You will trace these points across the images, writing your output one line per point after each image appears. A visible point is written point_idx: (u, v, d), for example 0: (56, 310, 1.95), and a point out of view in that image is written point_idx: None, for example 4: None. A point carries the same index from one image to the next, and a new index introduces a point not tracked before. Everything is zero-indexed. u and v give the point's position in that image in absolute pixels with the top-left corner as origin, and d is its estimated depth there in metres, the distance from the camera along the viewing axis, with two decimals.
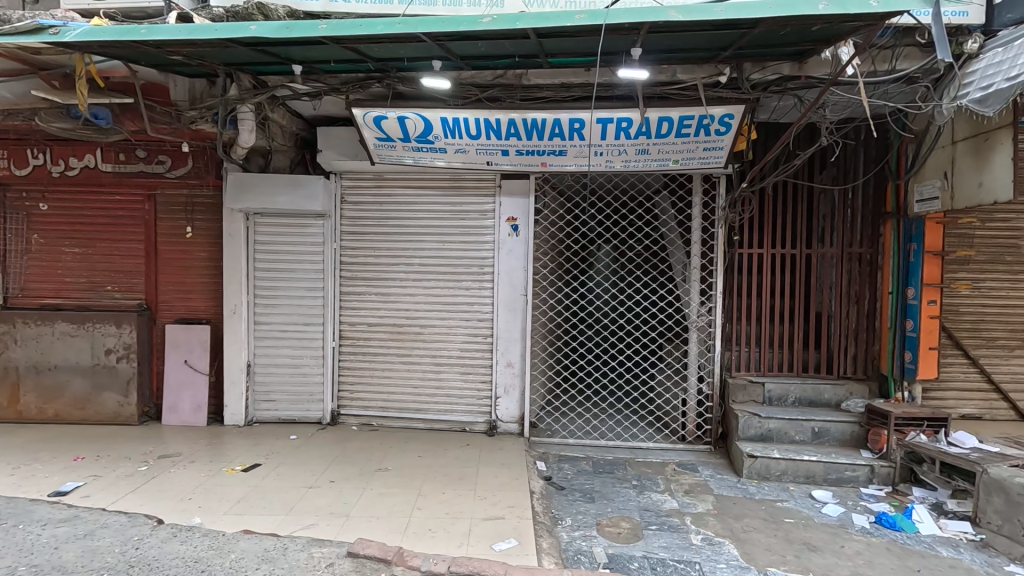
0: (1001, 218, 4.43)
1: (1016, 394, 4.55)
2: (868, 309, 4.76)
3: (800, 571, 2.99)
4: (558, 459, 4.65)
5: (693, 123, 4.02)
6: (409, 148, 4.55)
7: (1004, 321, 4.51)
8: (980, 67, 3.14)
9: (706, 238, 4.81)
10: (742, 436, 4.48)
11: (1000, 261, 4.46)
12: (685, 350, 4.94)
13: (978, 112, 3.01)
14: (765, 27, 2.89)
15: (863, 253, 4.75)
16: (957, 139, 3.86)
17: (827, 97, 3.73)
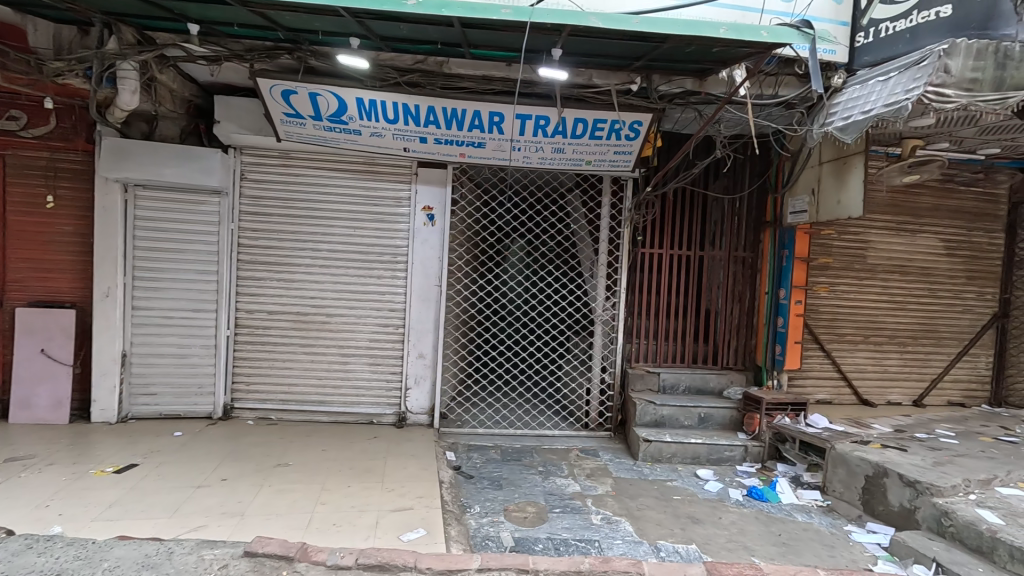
0: (852, 231, 5.17)
1: (859, 382, 5.34)
2: (748, 307, 5.33)
3: (685, 541, 3.31)
4: (468, 449, 4.70)
5: (606, 126, 4.24)
6: (320, 127, 4.31)
7: (852, 319, 5.26)
8: (843, 99, 3.62)
9: (613, 237, 5.11)
10: (639, 422, 4.84)
11: (850, 268, 5.20)
12: (591, 342, 5.22)
13: (839, 138, 3.50)
14: (672, 43, 3.11)
15: (746, 257, 5.29)
16: (823, 161, 4.44)
17: (722, 114, 4.11)
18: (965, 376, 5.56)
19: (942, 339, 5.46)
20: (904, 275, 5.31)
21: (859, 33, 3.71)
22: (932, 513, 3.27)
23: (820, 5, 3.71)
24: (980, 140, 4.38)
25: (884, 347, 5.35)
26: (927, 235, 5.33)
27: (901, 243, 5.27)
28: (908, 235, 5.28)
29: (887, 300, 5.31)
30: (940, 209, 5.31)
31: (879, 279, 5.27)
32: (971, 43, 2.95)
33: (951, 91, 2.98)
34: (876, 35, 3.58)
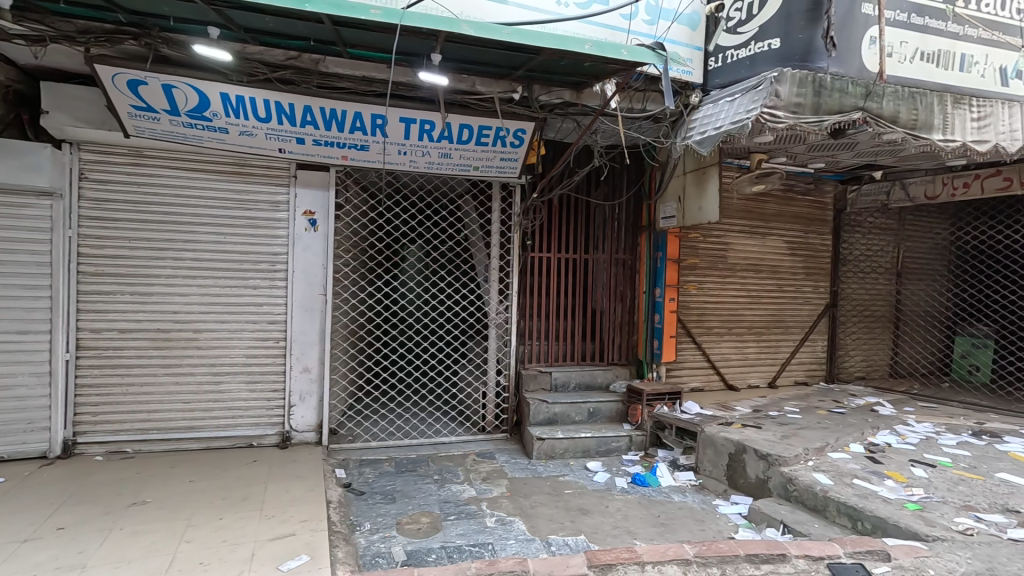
0: (714, 234, 5.76)
1: (725, 369, 5.95)
2: (630, 305, 5.71)
3: (574, 533, 3.44)
4: (359, 464, 4.49)
5: (491, 133, 4.32)
6: (178, 122, 3.89)
7: (717, 313, 5.86)
8: (699, 116, 4.02)
9: (503, 241, 5.19)
10: (533, 421, 4.96)
11: (714, 267, 5.79)
12: (485, 346, 5.28)
13: (697, 150, 3.86)
14: (546, 55, 3.24)
15: (626, 258, 5.66)
16: (686, 171, 4.90)
17: (597, 125, 4.37)
18: (807, 359, 6.44)
19: (788, 328, 6.28)
20: (757, 273, 6.03)
21: (711, 58, 4.13)
22: (781, 481, 3.73)
23: (678, 30, 4.09)
24: (809, 156, 5.11)
25: (744, 337, 6.02)
26: (774, 237, 6.10)
27: (754, 244, 5.97)
28: (760, 237, 6.01)
29: (744, 295, 5.98)
30: (783, 215, 6.12)
31: (738, 276, 5.93)
32: (795, 73, 3.47)
33: (781, 112, 3.45)
34: (724, 60, 4.02)
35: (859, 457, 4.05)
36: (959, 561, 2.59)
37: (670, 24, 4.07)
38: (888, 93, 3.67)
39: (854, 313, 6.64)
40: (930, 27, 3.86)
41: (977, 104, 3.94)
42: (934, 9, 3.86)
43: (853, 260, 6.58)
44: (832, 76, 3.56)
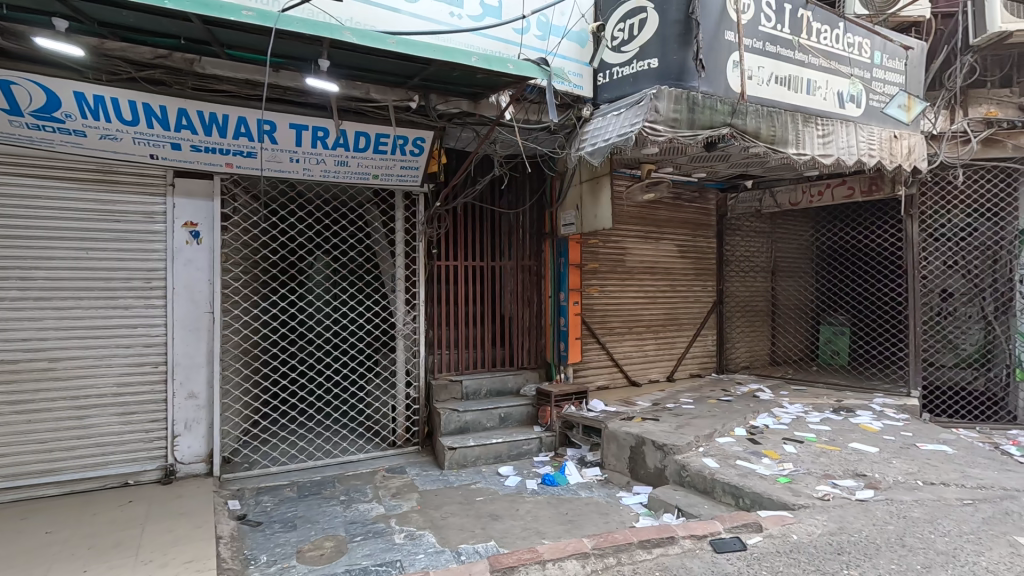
0: (612, 239, 6.08)
1: (628, 366, 6.28)
2: (537, 310, 5.86)
3: (484, 539, 3.45)
4: (256, 493, 4.16)
5: (389, 141, 4.30)
6: (21, 123, 3.47)
7: (618, 314, 6.18)
8: (591, 128, 4.21)
9: (408, 251, 5.12)
10: (445, 432, 4.92)
11: (614, 271, 6.11)
12: (393, 357, 5.16)
13: (589, 161, 4.02)
14: (437, 66, 3.27)
15: (531, 264, 5.81)
16: (582, 180, 5.14)
17: (496, 135, 4.46)
18: (699, 353, 6.99)
19: (682, 325, 6.78)
20: (653, 275, 6.45)
21: (599, 74, 4.38)
22: (675, 468, 4.01)
23: (568, 46, 4.30)
24: (692, 166, 5.57)
25: (643, 336, 6.41)
26: (666, 241, 6.58)
27: (649, 248, 6.39)
28: (654, 241, 6.45)
29: (642, 296, 6.38)
30: (673, 221, 6.62)
31: (636, 279, 6.31)
32: (671, 91, 3.78)
33: (660, 126, 3.74)
34: (610, 77, 4.28)
35: (742, 440, 4.46)
36: (817, 524, 2.94)
37: (560, 40, 4.27)
38: (750, 111, 4.12)
39: (737, 309, 7.31)
40: (781, 55, 4.39)
41: (822, 123, 4.53)
42: (784, 39, 4.40)
43: (735, 261, 7.24)
44: (703, 94, 3.92)
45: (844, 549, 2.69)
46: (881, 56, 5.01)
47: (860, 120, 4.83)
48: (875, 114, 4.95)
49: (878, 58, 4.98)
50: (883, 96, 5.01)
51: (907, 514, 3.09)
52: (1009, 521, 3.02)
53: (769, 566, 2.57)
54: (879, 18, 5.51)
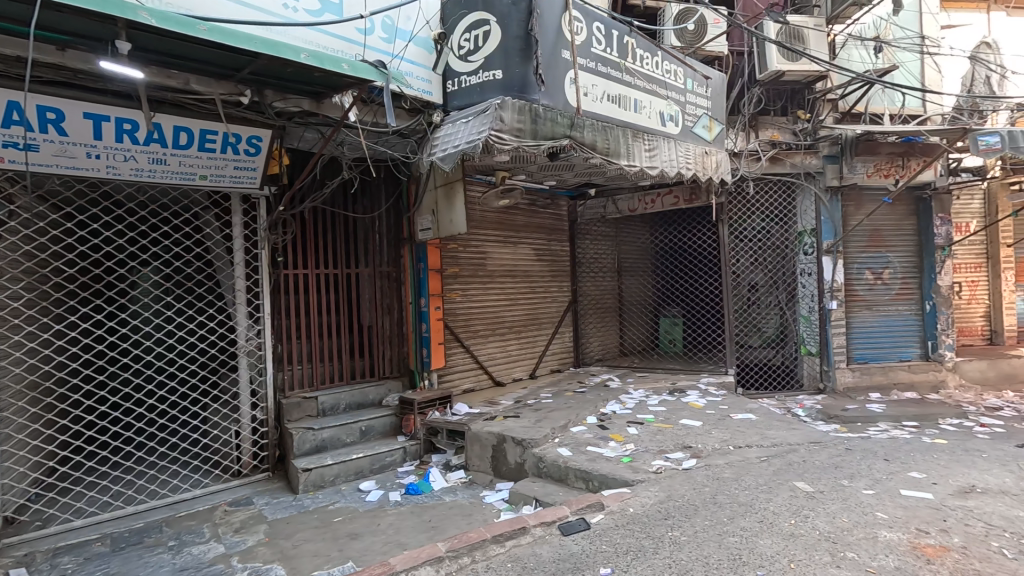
0: (473, 244, 6.16)
1: (492, 367, 6.36)
2: (398, 316, 5.71)
3: (341, 562, 3.27)
4: (51, 555, 3.43)
5: (218, 139, 3.90)
6: None
7: (481, 317, 6.26)
8: (442, 135, 4.23)
9: (249, 259, 4.65)
10: (298, 453, 4.55)
11: (476, 275, 6.18)
12: (235, 377, 4.66)
13: (440, 166, 4.02)
14: (266, 60, 3.07)
15: (389, 270, 5.66)
16: (437, 185, 5.16)
17: (341, 136, 4.27)
18: (559, 349, 7.43)
19: (541, 324, 7.13)
20: (512, 278, 6.69)
21: (448, 81, 4.46)
22: (533, 461, 4.20)
23: (415, 50, 4.30)
24: (543, 174, 5.90)
25: (506, 337, 6.59)
26: (524, 246, 6.87)
27: (507, 252, 6.61)
28: (512, 245, 6.69)
29: (504, 298, 6.56)
30: (529, 226, 6.96)
31: (497, 282, 6.47)
32: (515, 102, 3.97)
33: (506, 135, 3.90)
34: (459, 85, 4.38)
35: (593, 427, 4.83)
36: (649, 496, 3.31)
37: (407, 44, 4.26)
38: (587, 125, 4.49)
39: (590, 308, 7.91)
40: (611, 75, 4.87)
41: (648, 139, 5.12)
42: (613, 61, 4.89)
43: (586, 263, 7.81)
44: (544, 106, 4.18)
45: (670, 513, 3.06)
46: (692, 83, 5.81)
47: (678, 137, 5.56)
48: (690, 133, 5.72)
49: (690, 84, 5.78)
50: (694, 117, 5.81)
51: (720, 476, 3.61)
52: (791, 471, 3.69)
53: (608, 540, 2.82)
54: (691, 50, 6.38)
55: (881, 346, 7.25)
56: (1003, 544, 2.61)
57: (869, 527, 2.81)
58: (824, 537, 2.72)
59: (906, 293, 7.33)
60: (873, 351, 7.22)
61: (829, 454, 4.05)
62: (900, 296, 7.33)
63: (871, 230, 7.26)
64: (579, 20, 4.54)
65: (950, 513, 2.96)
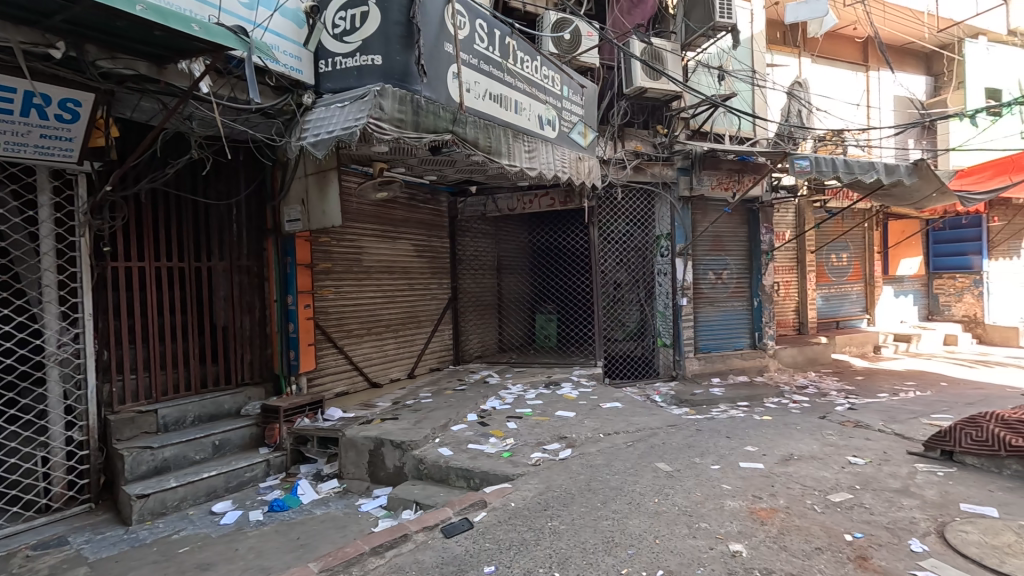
0: (347, 238, 5.79)
1: (368, 368, 6.05)
2: (259, 316, 5.16)
3: None
4: None
5: (15, 98, 3.13)
6: None
7: (356, 315, 5.91)
8: (313, 118, 3.89)
9: (62, 248, 3.86)
10: (131, 478, 3.87)
11: (350, 271, 5.82)
12: (42, 392, 3.82)
13: (312, 153, 3.69)
14: (88, 6, 2.55)
15: (250, 265, 5.09)
16: (307, 173, 4.74)
17: (189, 109, 3.69)
18: (438, 347, 7.33)
19: (420, 322, 6.96)
20: (390, 274, 6.41)
21: (320, 61, 4.13)
22: (413, 463, 4.08)
23: (281, 22, 3.91)
24: (423, 168, 5.75)
25: (383, 336, 6.30)
26: (402, 241, 6.65)
27: (385, 248, 6.33)
28: (390, 240, 6.42)
29: (381, 296, 6.27)
30: (408, 221, 6.74)
31: (373, 278, 6.15)
32: (395, 91, 3.79)
33: (386, 125, 3.70)
34: (333, 66, 4.08)
35: (473, 424, 4.83)
36: (529, 489, 3.40)
37: (271, 13, 3.86)
38: (469, 122, 4.46)
39: (469, 305, 7.94)
40: (493, 74, 4.90)
41: (527, 141, 5.24)
42: (495, 60, 4.93)
43: (466, 260, 7.82)
44: (426, 99, 4.06)
45: (549, 504, 3.16)
46: (568, 91, 6.10)
47: (555, 141, 5.78)
48: (566, 138, 6.00)
49: (566, 92, 6.05)
50: (570, 123, 6.10)
51: (593, 464, 3.84)
52: (653, 453, 4.06)
53: (491, 537, 2.82)
54: (567, 58, 6.69)
55: (721, 337, 8.33)
56: (815, 500, 3.13)
57: (717, 498, 3.18)
58: (681, 512, 3.02)
59: (739, 291, 8.50)
60: (715, 341, 8.27)
61: (683, 435, 4.53)
62: (735, 294, 8.48)
63: (713, 236, 8.29)
64: (462, 15, 4.50)
65: (776, 479, 3.48)
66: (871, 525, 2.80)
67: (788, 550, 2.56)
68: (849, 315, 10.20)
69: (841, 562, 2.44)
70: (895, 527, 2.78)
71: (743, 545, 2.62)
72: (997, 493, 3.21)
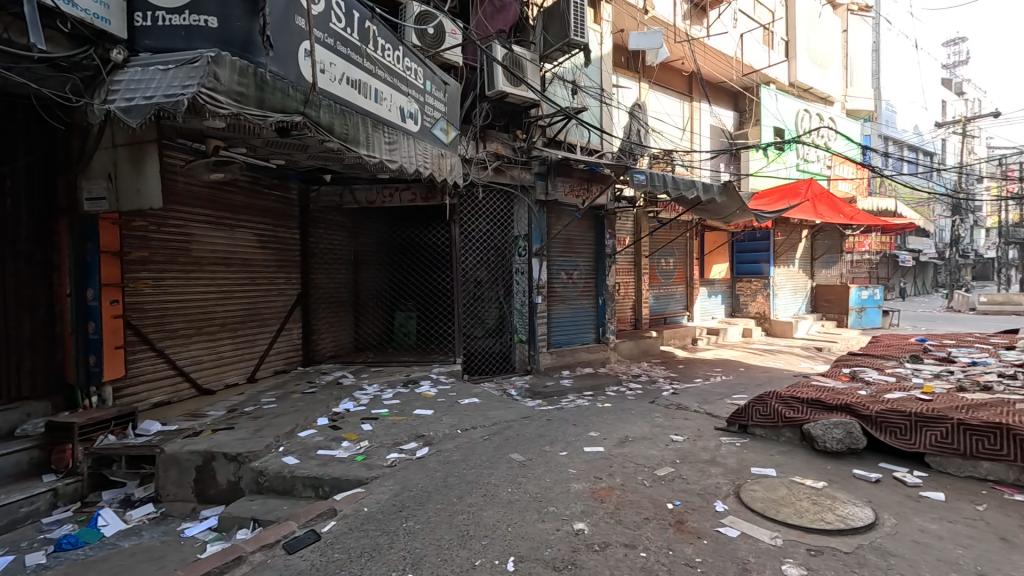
0: (172, 223, 5.01)
1: (196, 373, 5.30)
2: (45, 314, 4.17)
3: None
4: None
5: None
6: None
7: (182, 313, 5.15)
8: (124, 79, 3.29)
9: None
10: None
11: (175, 262, 5.05)
12: None
13: (124, 120, 3.11)
14: None
15: (31, 251, 4.07)
16: (117, 144, 3.97)
17: None
18: (284, 347, 6.71)
19: (264, 320, 6.31)
20: (227, 267, 5.69)
21: (136, 13, 3.50)
22: (252, 477, 3.68)
23: None
24: (268, 151, 5.21)
25: (216, 336, 5.57)
26: (243, 230, 5.94)
27: (221, 237, 5.60)
28: (227, 229, 5.69)
29: (215, 291, 5.54)
30: (250, 208, 6.05)
31: (205, 271, 5.41)
32: (235, 61, 3.38)
33: (222, 98, 3.28)
34: (153, 21, 3.49)
35: (323, 429, 4.52)
36: (383, 492, 3.29)
37: None
38: (323, 105, 4.15)
39: (322, 302, 7.40)
40: (350, 58, 4.64)
41: (387, 132, 5.06)
42: (353, 43, 4.67)
43: (319, 253, 7.29)
44: (272, 74, 3.69)
45: (404, 505, 3.10)
46: (431, 86, 6.03)
47: (417, 135, 5.67)
48: (428, 134, 5.92)
49: (429, 86, 5.98)
50: (432, 119, 6.03)
51: (449, 460, 3.86)
52: (508, 444, 4.22)
53: (340, 546, 2.67)
54: (430, 53, 6.62)
55: (571, 332, 9.00)
56: (645, 476, 3.53)
57: (564, 483, 3.42)
58: (531, 499, 3.18)
59: (587, 290, 9.25)
60: (565, 337, 8.90)
61: (534, 426, 4.78)
62: (583, 292, 9.20)
63: (565, 239, 8.90)
64: None
65: (613, 460, 3.86)
66: (687, 494, 3.25)
67: (623, 523, 2.84)
68: (674, 312, 11.73)
69: (664, 528, 2.79)
70: (705, 492, 3.26)
71: (586, 523, 2.84)
72: (776, 456, 3.96)
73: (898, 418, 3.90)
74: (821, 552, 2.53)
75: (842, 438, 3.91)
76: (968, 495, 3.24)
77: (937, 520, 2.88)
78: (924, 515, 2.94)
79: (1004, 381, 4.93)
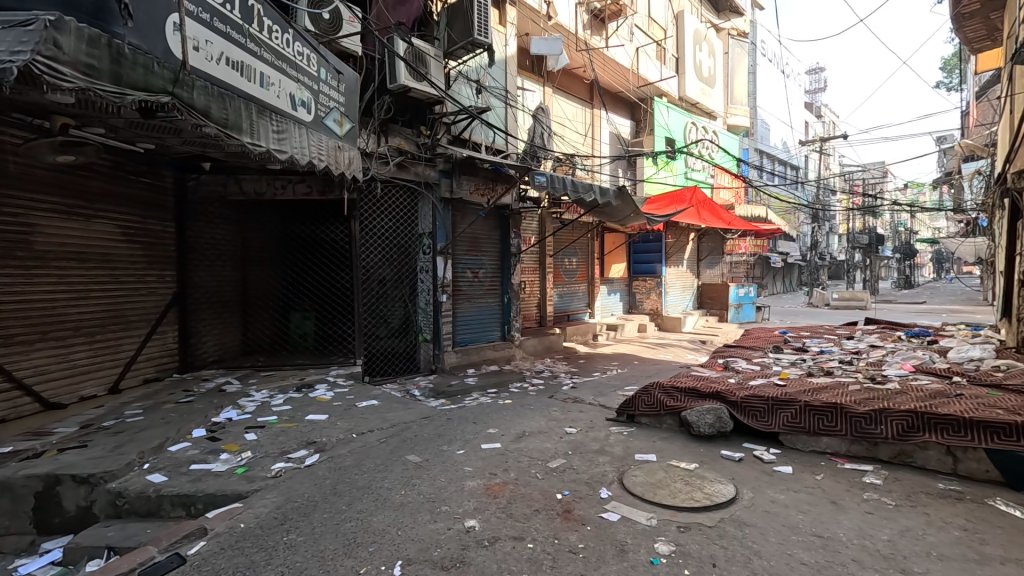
0: (7, 212, 4.30)
1: (41, 386, 4.59)
2: None
3: None
4: None
5: None
6: None
7: (21, 315, 4.43)
8: None
9: None
10: None
11: (10, 257, 4.33)
12: None
13: None
14: None
15: None
16: None
17: None
18: (156, 353, 6.02)
19: (130, 323, 5.60)
20: (80, 263, 4.98)
21: None
22: (107, 500, 3.26)
23: None
24: (133, 133, 4.64)
25: (67, 342, 4.86)
26: (102, 221, 5.23)
27: (73, 228, 4.89)
28: (80, 219, 4.98)
29: (66, 292, 4.83)
30: (110, 195, 5.32)
31: (52, 268, 4.70)
32: (82, 27, 2.95)
33: (65, 69, 2.84)
34: None
35: (199, 441, 4.13)
36: (264, 505, 3.08)
37: None
38: (196, 86, 3.77)
39: (205, 302, 6.78)
40: (230, 37, 4.28)
41: (275, 119, 4.71)
42: (234, 21, 4.32)
43: (200, 249, 6.68)
44: (131, 47, 3.30)
45: (286, 517, 2.92)
46: (326, 74, 5.73)
47: (310, 125, 5.36)
48: (323, 125, 5.62)
49: (323, 75, 5.68)
50: (326, 108, 5.73)
51: (341, 466, 3.70)
52: (405, 446, 4.14)
53: (210, 568, 2.45)
54: (325, 39, 6.28)
55: (476, 330, 9.03)
56: (538, 469, 3.64)
57: (459, 480, 3.43)
58: (425, 499, 3.14)
59: (492, 288, 9.33)
60: (470, 335, 8.92)
61: (433, 426, 4.74)
62: (489, 290, 9.28)
63: (470, 237, 8.91)
64: None
65: (509, 455, 3.94)
66: (577, 483, 3.40)
67: (513, 517, 2.91)
68: (576, 309, 12.22)
69: (552, 518, 2.89)
70: (592, 481, 3.44)
71: (477, 520, 2.87)
72: (658, 442, 4.27)
73: (758, 402, 4.38)
74: (689, 528, 2.76)
75: (713, 423, 4.30)
76: (811, 467, 3.73)
77: (785, 491, 3.28)
78: (776, 487, 3.34)
79: (843, 367, 5.74)
